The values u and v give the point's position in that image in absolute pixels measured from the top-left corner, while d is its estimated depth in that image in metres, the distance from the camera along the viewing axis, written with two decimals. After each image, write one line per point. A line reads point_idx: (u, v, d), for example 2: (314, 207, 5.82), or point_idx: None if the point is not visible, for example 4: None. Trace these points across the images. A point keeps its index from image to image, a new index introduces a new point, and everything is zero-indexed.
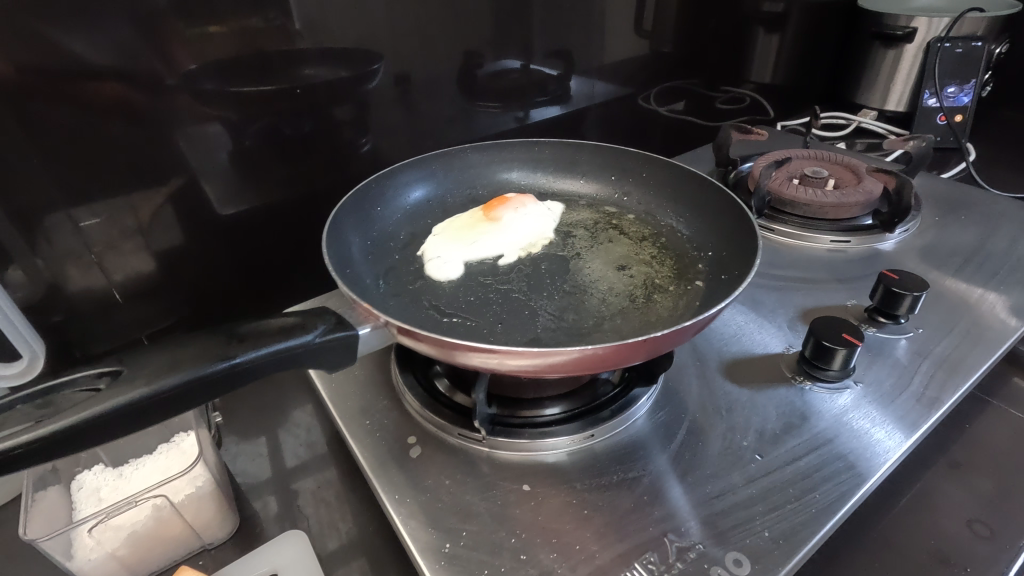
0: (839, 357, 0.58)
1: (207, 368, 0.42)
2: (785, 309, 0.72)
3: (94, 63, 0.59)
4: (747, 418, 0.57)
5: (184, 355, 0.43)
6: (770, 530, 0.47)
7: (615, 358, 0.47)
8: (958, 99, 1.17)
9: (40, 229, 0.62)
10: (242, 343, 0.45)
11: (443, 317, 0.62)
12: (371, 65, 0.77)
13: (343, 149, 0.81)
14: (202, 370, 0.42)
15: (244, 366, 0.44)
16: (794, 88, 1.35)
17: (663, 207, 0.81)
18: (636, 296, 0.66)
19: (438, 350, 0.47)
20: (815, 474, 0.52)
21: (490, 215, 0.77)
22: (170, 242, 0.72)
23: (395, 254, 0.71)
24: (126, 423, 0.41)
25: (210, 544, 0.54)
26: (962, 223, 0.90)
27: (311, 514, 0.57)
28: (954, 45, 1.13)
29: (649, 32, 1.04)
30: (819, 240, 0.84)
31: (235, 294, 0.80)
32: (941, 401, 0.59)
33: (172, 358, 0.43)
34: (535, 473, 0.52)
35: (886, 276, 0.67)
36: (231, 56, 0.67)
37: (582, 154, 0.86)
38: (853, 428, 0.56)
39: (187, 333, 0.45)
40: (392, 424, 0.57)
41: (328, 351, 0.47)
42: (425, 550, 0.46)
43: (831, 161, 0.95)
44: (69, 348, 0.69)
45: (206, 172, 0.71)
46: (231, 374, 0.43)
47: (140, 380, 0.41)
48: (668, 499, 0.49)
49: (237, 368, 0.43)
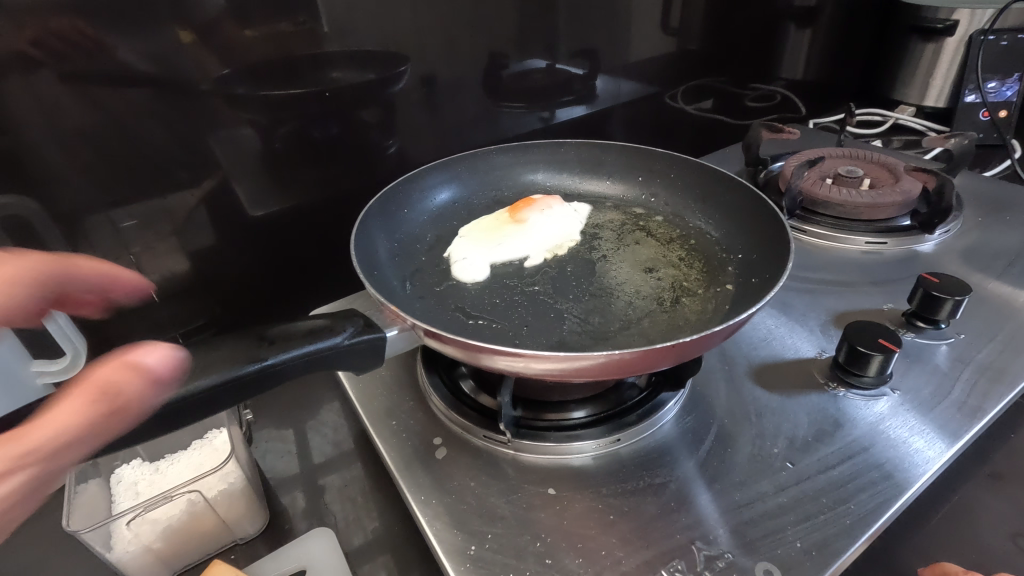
0: (875, 363, 0.56)
1: (240, 369, 0.43)
2: (817, 313, 0.70)
3: (132, 69, 0.61)
4: (777, 424, 0.56)
5: (216, 357, 0.44)
6: (802, 541, 0.46)
7: (643, 363, 0.46)
8: (1001, 93, 1.14)
9: (82, 231, 0.65)
10: (274, 346, 0.45)
11: (468, 319, 0.62)
12: (397, 67, 0.78)
13: (371, 151, 0.82)
14: (235, 372, 0.43)
15: (276, 367, 0.44)
16: (827, 84, 1.32)
17: (691, 208, 0.80)
18: (663, 300, 0.65)
19: (463, 353, 0.47)
20: (849, 484, 0.50)
21: (516, 217, 0.77)
22: (203, 243, 0.74)
23: (421, 256, 0.72)
24: (159, 424, 0.41)
25: (240, 539, 0.56)
26: (1006, 223, 0.86)
27: (337, 510, 0.58)
28: (998, 37, 1.10)
29: (677, 30, 1.02)
30: (854, 241, 0.82)
31: (266, 294, 0.82)
32: (984, 411, 0.57)
33: (204, 359, 0.43)
34: (561, 476, 0.52)
35: (926, 279, 0.65)
36: (261, 60, 0.69)
37: (608, 155, 0.86)
38: (890, 436, 0.54)
39: (218, 335, 0.46)
40: (417, 425, 0.58)
41: (356, 354, 0.48)
42: (450, 552, 0.46)
43: (866, 160, 0.92)
44: (110, 345, 0.71)
45: (237, 174, 0.72)
46: (263, 375, 0.44)
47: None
48: (695, 506, 0.49)
49: (268, 370, 0.44)
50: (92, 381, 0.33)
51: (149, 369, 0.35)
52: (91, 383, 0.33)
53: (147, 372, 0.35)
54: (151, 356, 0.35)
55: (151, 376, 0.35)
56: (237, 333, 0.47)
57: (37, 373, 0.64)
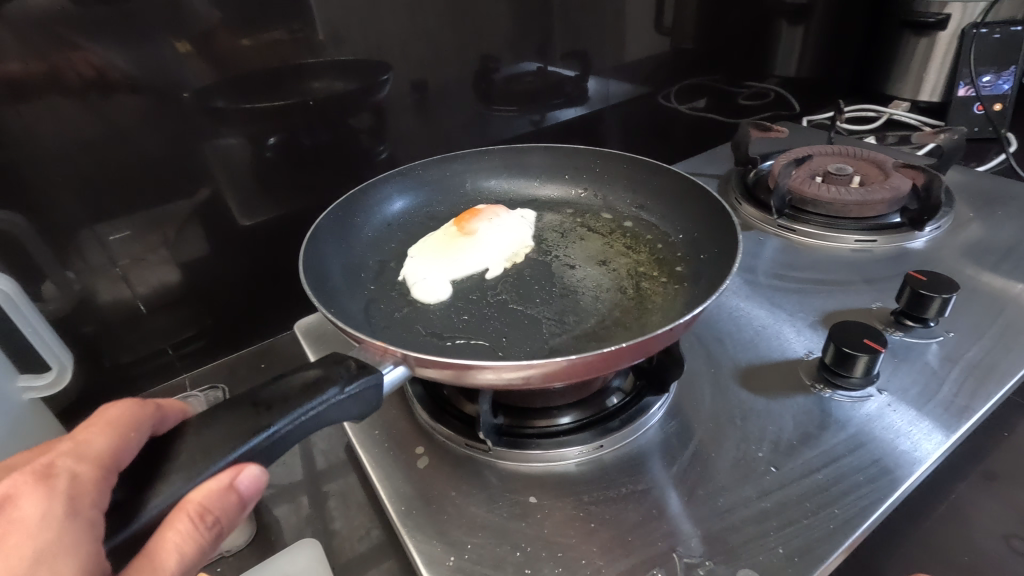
0: (861, 363, 0.55)
1: (241, 446, 0.38)
2: (806, 313, 0.70)
3: (119, 80, 0.61)
4: (762, 427, 0.55)
5: (214, 436, 0.38)
6: (784, 547, 0.45)
7: (609, 360, 0.45)
8: (997, 87, 1.12)
9: (71, 245, 0.64)
10: (274, 410, 0.40)
11: (445, 341, 0.60)
12: (385, 72, 0.78)
13: (360, 158, 0.81)
14: (237, 449, 0.38)
15: (283, 434, 0.39)
16: (821, 81, 1.31)
17: (621, 195, 0.82)
18: (626, 288, 0.67)
19: (450, 374, 0.45)
20: (833, 488, 0.49)
21: (465, 228, 0.76)
22: (193, 254, 0.74)
23: (370, 284, 0.68)
24: None
25: (228, 551, 0.55)
26: (1000, 218, 0.85)
27: (339, 516, 0.57)
28: (990, 30, 1.09)
29: (669, 29, 1.02)
30: (844, 239, 0.81)
31: (257, 303, 0.82)
32: (972, 410, 0.56)
33: (202, 441, 0.38)
34: (543, 484, 0.51)
35: (913, 277, 0.64)
36: (251, 70, 0.69)
37: (531, 157, 0.86)
38: (879, 435, 0.54)
39: (209, 405, 0.40)
40: (400, 433, 0.57)
41: (359, 402, 0.43)
42: (429, 562, 0.46)
43: (856, 157, 0.91)
44: (100, 357, 0.71)
45: (226, 183, 0.72)
46: (272, 445, 0.39)
47: (176, 473, 0.36)
48: (676, 513, 0.48)
49: (276, 439, 0.39)
50: (191, 506, 0.36)
51: (235, 490, 0.37)
52: (192, 508, 0.36)
53: (236, 499, 0.37)
54: (242, 481, 0.38)
55: (240, 497, 0.37)
56: (229, 398, 0.41)
57: (21, 389, 0.61)
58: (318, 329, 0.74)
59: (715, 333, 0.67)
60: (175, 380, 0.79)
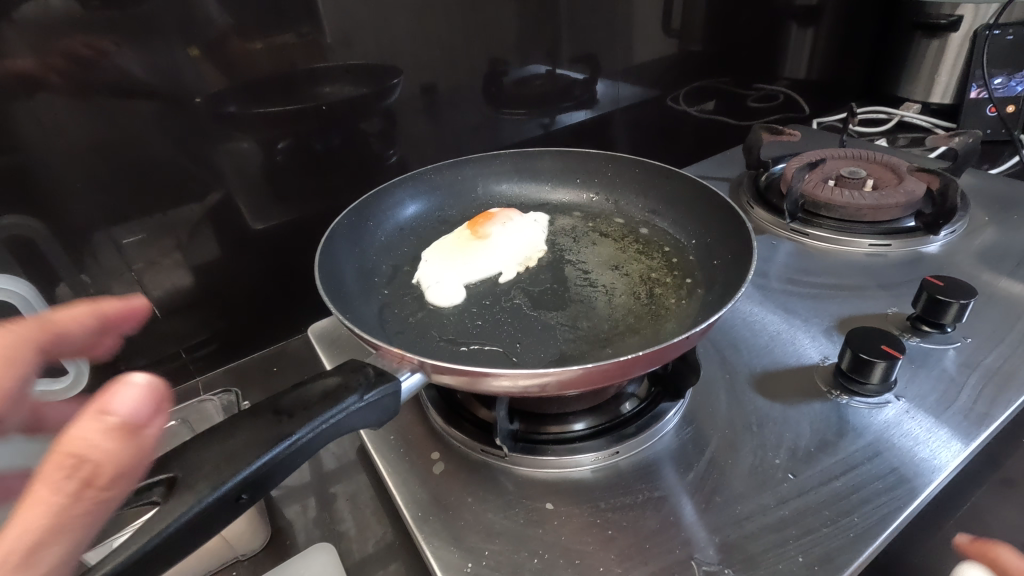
0: (878, 370, 0.55)
1: (265, 454, 0.38)
2: (821, 318, 0.69)
3: (132, 85, 0.62)
4: (778, 434, 0.55)
5: (236, 445, 0.38)
6: (804, 555, 0.45)
7: (623, 371, 0.45)
8: (1010, 88, 1.11)
9: (86, 248, 0.65)
10: (296, 418, 0.40)
11: (459, 346, 0.60)
12: (395, 78, 0.78)
13: (371, 161, 0.82)
14: (261, 457, 0.37)
15: (304, 441, 0.39)
16: (831, 83, 1.30)
17: (632, 200, 0.82)
18: (639, 294, 0.66)
19: (464, 380, 0.45)
20: (852, 495, 0.49)
21: (478, 232, 0.76)
22: (205, 257, 0.74)
23: (383, 289, 0.68)
24: (186, 540, 0.35)
25: (243, 555, 0.54)
26: (1016, 222, 0.85)
27: (349, 518, 0.57)
28: (1004, 32, 1.08)
29: (677, 31, 1.01)
30: (858, 244, 0.81)
31: (269, 306, 0.82)
32: (992, 417, 0.55)
33: (224, 450, 0.38)
34: (560, 491, 0.51)
35: (930, 282, 0.64)
36: (263, 75, 0.69)
37: (542, 162, 0.86)
38: (898, 443, 0.53)
39: (230, 417, 0.40)
40: (415, 440, 0.58)
41: (377, 409, 0.42)
42: (447, 568, 0.46)
43: (868, 160, 0.91)
44: (114, 361, 0.72)
45: (238, 188, 0.73)
46: (292, 455, 0.38)
47: (201, 482, 0.36)
48: (691, 521, 0.48)
49: (297, 448, 0.39)
50: (63, 453, 0.30)
51: (122, 415, 0.32)
52: (63, 455, 0.30)
53: (126, 424, 0.32)
54: (123, 400, 0.32)
55: (125, 424, 0.32)
56: (248, 408, 0.41)
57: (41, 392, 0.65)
58: (332, 334, 0.74)
59: (730, 339, 0.67)
60: (188, 383, 0.80)
